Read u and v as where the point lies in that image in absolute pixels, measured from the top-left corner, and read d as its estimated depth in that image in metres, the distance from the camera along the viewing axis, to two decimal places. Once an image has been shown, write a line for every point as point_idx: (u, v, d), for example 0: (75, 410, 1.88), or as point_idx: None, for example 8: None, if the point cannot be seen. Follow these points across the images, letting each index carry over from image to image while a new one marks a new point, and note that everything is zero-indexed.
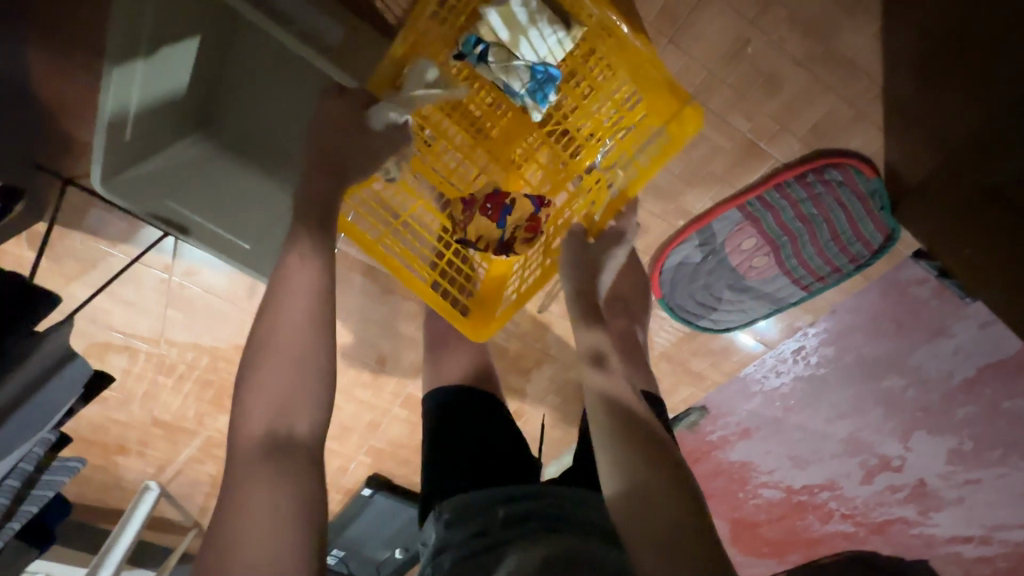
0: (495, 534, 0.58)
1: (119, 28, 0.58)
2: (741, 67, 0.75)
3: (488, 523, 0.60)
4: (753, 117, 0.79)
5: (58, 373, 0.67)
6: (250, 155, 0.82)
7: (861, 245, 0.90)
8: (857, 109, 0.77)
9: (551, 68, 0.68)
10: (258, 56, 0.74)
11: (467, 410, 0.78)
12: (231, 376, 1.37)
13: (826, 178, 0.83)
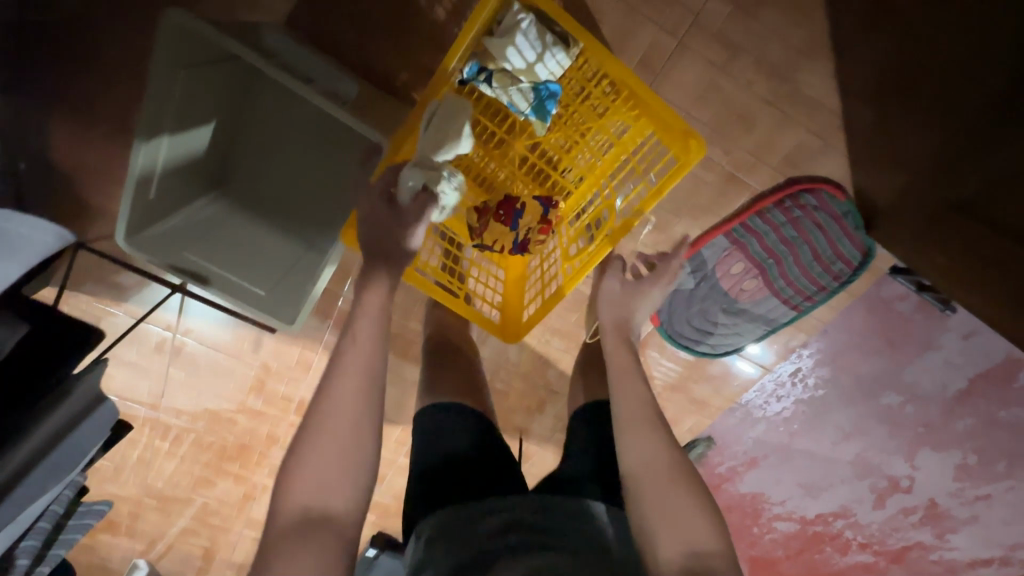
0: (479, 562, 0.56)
1: (155, 95, 0.62)
2: (715, 108, 0.83)
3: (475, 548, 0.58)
4: (731, 151, 0.86)
5: (95, 410, 0.68)
6: (259, 212, 0.86)
7: (841, 264, 0.95)
8: (822, 139, 0.85)
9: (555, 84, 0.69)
10: (272, 118, 0.80)
11: (450, 428, 0.75)
12: (231, 435, 1.35)
13: (802, 203, 0.89)
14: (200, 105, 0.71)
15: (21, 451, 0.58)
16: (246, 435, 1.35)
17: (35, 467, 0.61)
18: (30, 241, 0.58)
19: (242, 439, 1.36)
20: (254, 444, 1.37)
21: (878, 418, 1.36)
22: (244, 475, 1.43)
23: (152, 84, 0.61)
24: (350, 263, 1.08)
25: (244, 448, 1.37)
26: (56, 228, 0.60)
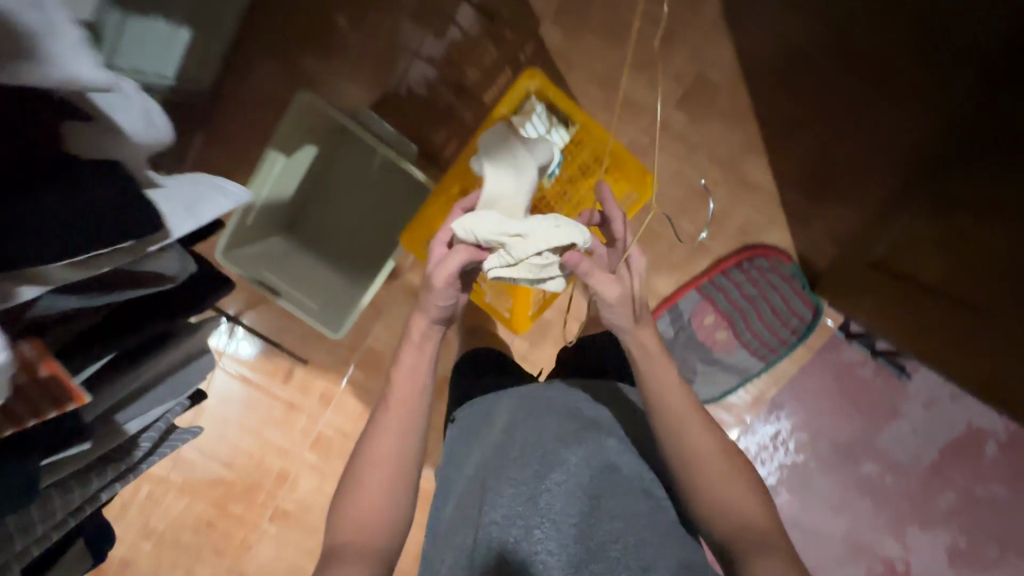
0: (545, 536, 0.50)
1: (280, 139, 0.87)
2: (682, 187, 1.06)
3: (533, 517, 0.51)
4: (695, 222, 1.09)
5: (196, 362, 0.66)
6: (321, 253, 1.10)
7: (797, 320, 1.13)
8: (766, 215, 1.08)
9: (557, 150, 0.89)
10: (342, 181, 1.06)
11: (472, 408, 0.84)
12: (244, 469, 1.43)
13: (758, 265, 1.09)
14: (299, 157, 0.95)
15: (148, 396, 0.59)
16: (257, 472, 1.43)
17: (158, 415, 0.62)
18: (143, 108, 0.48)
19: (254, 475, 1.43)
20: (263, 482, 1.44)
21: (864, 493, 1.40)
22: (245, 518, 1.47)
23: (278, 140, 0.85)
24: (379, 305, 1.27)
25: (253, 485, 1.44)
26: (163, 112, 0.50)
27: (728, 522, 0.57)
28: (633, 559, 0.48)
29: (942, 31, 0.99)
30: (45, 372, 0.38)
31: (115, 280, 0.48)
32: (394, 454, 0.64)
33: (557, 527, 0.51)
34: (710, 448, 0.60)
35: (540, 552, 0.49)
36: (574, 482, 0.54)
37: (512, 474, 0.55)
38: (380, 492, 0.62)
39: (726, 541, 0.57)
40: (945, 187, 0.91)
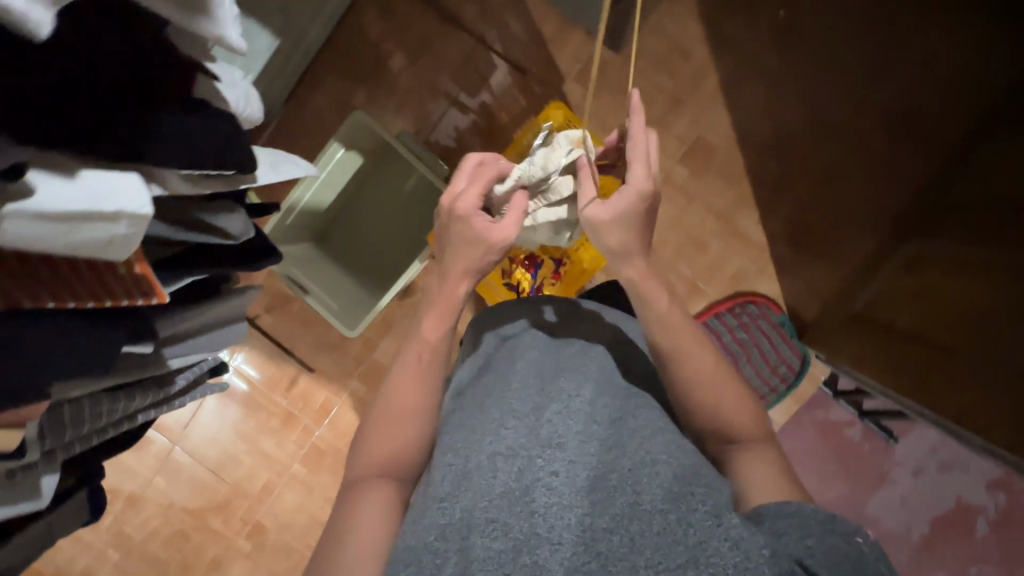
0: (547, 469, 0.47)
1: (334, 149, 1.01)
2: (681, 234, 1.16)
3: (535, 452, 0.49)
4: (692, 266, 1.17)
5: (229, 325, 0.72)
6: (344, 264, 1.18)
7: (786, 366, 1.16)
8: (758, 266, 1.16)
9: None
10: (374, 200, 1.17)
11: None
12: (231, 478, 1.42)
13: (749, 310, 1.15)
14: (345, 167, 1.06)
15: (194, 341, 0.63)
16: (243, 482, 1.42)
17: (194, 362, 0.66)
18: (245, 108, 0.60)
19: (238, 486, 1.42)
20: (247, 494, 1.42)
21: None
22: (222, 532, 1.44)
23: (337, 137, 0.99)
24: (388, 322, 1.33)
25: (235, 497, 1.43)
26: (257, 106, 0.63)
27: (717, 425, 0.54)
28: (636, 488, 0.45)
29: (927, 116, 1.07)
30: (137, 270, 0.44)
31: (191, 224, 0.55)
32: (417, 409, 0.56)
33: (560, 453, 0.48)
34: (705, 357, 0.56)
35: (541, 476, 0.46)
36: (579, 415, 0.52)
37: (513, 407, 0.54)
38: (402, 450, 0.55)
39: (720, 441, 0.54)
40: (921, 250, 0.99)
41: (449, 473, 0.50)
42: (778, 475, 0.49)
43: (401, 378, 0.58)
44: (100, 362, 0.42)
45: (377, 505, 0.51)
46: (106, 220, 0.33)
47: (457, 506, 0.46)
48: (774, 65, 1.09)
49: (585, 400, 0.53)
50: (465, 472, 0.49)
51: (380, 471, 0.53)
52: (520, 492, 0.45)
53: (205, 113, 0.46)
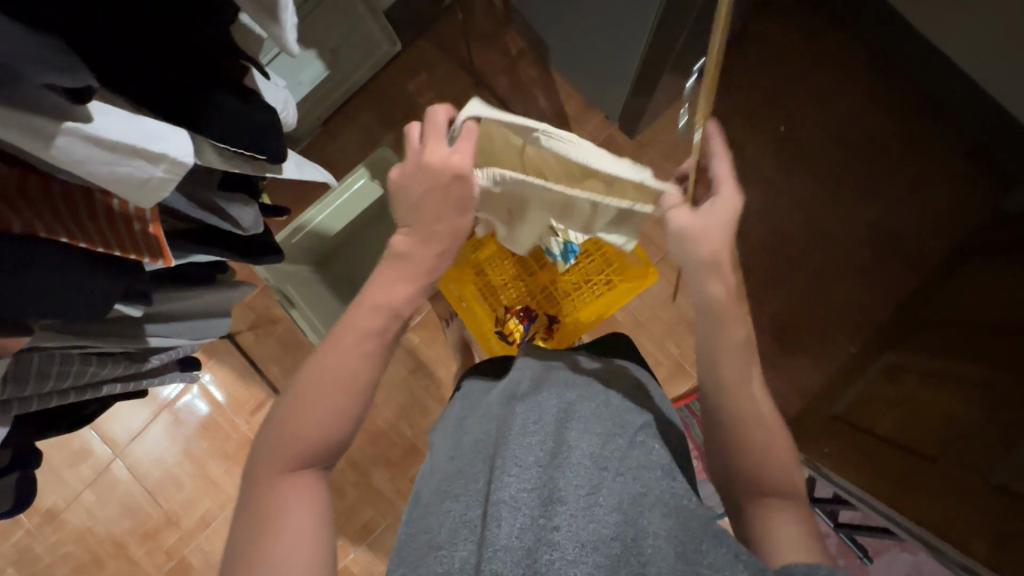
0: (551, 521, 0.43)
1: (355, 180, 1.06)
2: (672, 313, 1.19)
3: (539, 498, 0.46)
4: (681, 346, 1.18)
5: (214, 318, 0.70)
6: (338, 293, 1.18)
7: None
8: None
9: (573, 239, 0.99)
10: (379, 236, 1.19)
11: None
12: (166, 504, 1.31)
13: None
14: (363, 197, 1.10)
15: (175, 324, 0.62)
16: (179, 510, 1.31)
17: (172, 345, 0.64)
18: (286, 115, 0.64)
19: (173, 514, 1.31)
20: (180, 524, 1.31)
21: None
22: (142, 564, 1.31)
23: (363, 166, 1.05)
24: None
25: (166, 526, 1.31)
26: (292, 111, 0.66)
27: (751, 472, 0.51)
28: (643, 558, 0.41)
29: (907, 238, 1.15)
30: (151, 229, 0.43)
31: (209, 208, 0.56)
32: (346, 382, 0.50)
33: (563, 509, 0.44)
34: (755, 398, 0.53)
35: (543, 535, 0.43)
36: (582, 468, 0.48)
37: (515, 452, 0.50)
38: (328, 433, 0.49)
39: (747, 488, 0.51)
40: (901, 356, 1.01)
41: (450, 522, 0.47)
42: (803, 536, 0.47)
43: (334, 344, 0.51)
44: (90, 309, 0.41)
45: (303, 497, 0.47)
46: (147, 160, 0.34)
47: (458, 561, 0.43)
48: (773, 171, 1.17)
49: (590, 452, 0.50)
50: (465, 525, 0.46)
51: (303, 455, 0.49)
52: (519, 549, 0.42)
53: (256, 103, 0.48)
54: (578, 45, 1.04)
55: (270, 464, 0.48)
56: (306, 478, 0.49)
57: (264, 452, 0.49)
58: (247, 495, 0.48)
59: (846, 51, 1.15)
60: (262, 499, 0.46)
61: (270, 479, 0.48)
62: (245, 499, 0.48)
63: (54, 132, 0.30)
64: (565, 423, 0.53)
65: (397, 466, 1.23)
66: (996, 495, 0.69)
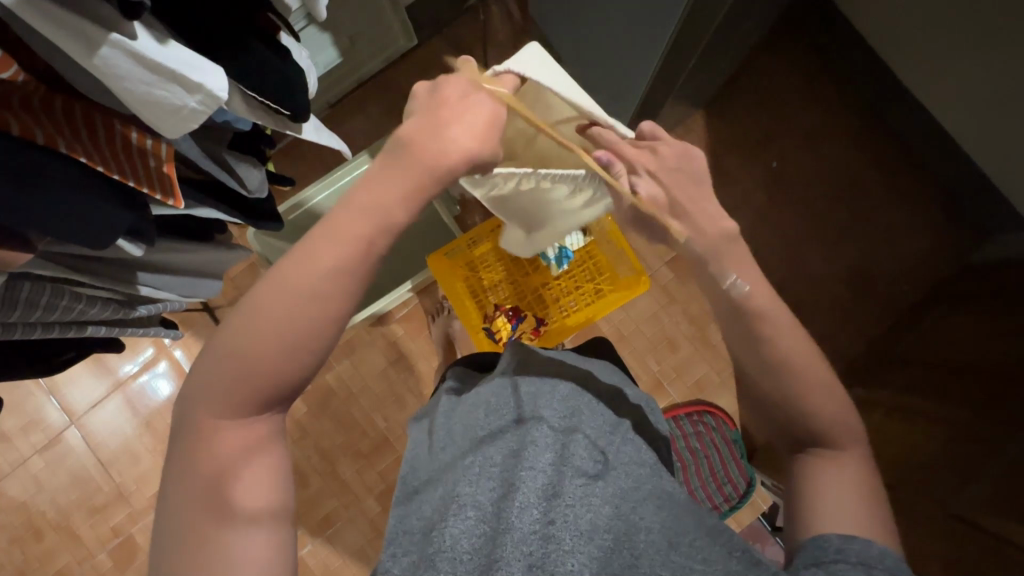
0: (548, 512, 0.44)
1: (358, 165, 1.07)
2: (655, 330, 1.21)
3: (537, 487, 0.46)
4: (660, 362, 1.20)
5: (206, 279, 0.69)
6: None
7: (730, 486, 1.11)
8: (720, 378, 1.20)
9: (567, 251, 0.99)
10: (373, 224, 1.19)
11: None
12: (118, 478, 1.26)
13: (705, 421, 1.14)
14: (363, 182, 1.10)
15: (169, 277, 0.61)
16: (131, 485, 1.26)
17: (161, 299, 0.62)
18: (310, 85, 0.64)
19: (124, 489, 1.26)
20: (130, 501, 1.26)
21: None
22: (83, 540, 1.24)
23: (368, 152, 1.05)
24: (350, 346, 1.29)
25: (115, 501, 1.26)
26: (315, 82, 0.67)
27: (802, 428, 0.49)
28: (636, 551, 0.43)
29: (884, 281, 1.20)
30: (165, 168, 0.44)
31: (220, 163, 0.55)
32: (317, 325, 0.43)
33: (560, 502, 0.45)
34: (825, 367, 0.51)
35: (543, 527, 0.43)
36: (583, 460, 0.49)
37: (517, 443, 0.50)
38: (282, 387, 0.43)
39: (804, 440, 0.49)
40: (871, 391, 1.05)
41: (444, 504, 0.46)
42: (857, 501, 0.45)
43: (300, 274, 0.43)
44: (95, 235, 0.41)
45: (262, 452, 0.44)
46: (183, 87, 0.35)
47: (452, 542, 0.43)
48: (763, 203, 1.22)
49: (587, 446, 0.50)
50: (459, 508, 0.45)
51: (260, 401, 0.43)
52: (522, 537, 0.43)
53: (284, 59, 0.48)
54: (590, 61, 1.08)
55: (213, 406, 0.42)
56: (259, 426, 0.44)
57: (204, 387, 0.43)
58: (186, 438, 0.43)
59: (839, 100, 1.22)
60: (213, 451, 0.42)
61: (218, 425, 0.42)
62: (188, 439, 0.43)
63: (102, 43, 0.31)
64: (564, 415, 0.53)
65: (366, 458, 1.21)
66: (954, 523, 0.71)
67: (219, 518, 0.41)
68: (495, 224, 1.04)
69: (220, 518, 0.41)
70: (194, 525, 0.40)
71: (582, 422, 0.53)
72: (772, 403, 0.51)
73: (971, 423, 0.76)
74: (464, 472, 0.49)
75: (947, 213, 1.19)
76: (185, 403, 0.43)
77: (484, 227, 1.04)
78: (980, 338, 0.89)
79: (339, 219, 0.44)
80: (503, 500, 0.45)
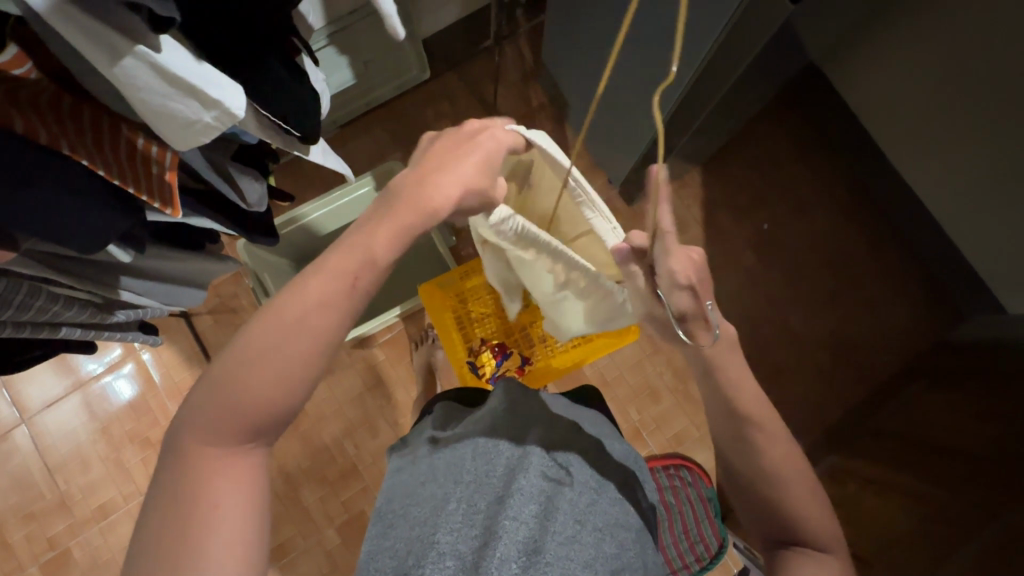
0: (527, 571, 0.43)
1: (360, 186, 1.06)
2: (638, 380, 1.20)
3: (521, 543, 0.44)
4: (640, 413, 1.19)
5: (191, 288, 0.67)
6: None
7: (702, 545, 1.05)
8: (700, 433, 1.19)
9: None
10: None
11: None
12: (63, 484, 1.19)
13: (682, 475, 1.12)
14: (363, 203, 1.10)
15: (151, 284, 0.59)
16: (77, 493, 1.19)
17: (142, 304, 0.60)
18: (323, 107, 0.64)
19: (68, 496, 1.18)
20: (73, 511, 1.18)
21: None
22: (15, 549, 1.16)
23: (370, 175, 1.05)
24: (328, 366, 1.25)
25: (56, 510, 1.18)
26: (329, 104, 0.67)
27: (800, 515, 0.49)
28: None
29: (863, 351, 1.22)
30: (167, 177, 0.43)
31: (222, 174, 0.55)
32: (306, 354, 0.43)
33: (540, 560, 0.43)
34: None
35: None
36: (565, 517, 0.47)
37: (505, 494, 0.48)
38: (270, 407, 0.42)
39: (793, 535, 0.50)
40: (847, 460, 1.05)
41: (421, 549, 0.45)
42: None
43: (302, 309, 0.43)
44: (85, 238, 0.39)
45: (245, 479, 0.42)
46: (200, 103, 0.34)
47: None
48: (753, 263, 1.25)
49: (572, 501, 0.49)
50: (437, 556, 0.43)
51: (245, 427, 0.42)
52: None
53: (301, 82, 0.48)
54: (597, 110, 1.10)
55: (200, 431, 0.41)
56: (248, 450, 0.43)
57: (196, 410, 0.42)
58: (170, 463, 0.41)
59: (830, 171, 1.26)
60: (196, 475, 0.40)
61: (198, 447, 0.41)
62: (168, 465, 0.41)
63: (125, 52, 0.30)
64: (553, 466, 0.51)
65: (331, 485, 1.16)
66: None
67: (195, 544, 0.38)
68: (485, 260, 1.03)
69: (196, 544, 0.38)
70: (164, 553, 0.38)
71: (570, 475, 0.51)
72: (776, 489, 0.50)
73: (949, 505, 0.76)
74: (444, 515, 0.47)
75: (926, 291, 1.23)
76: (171, 429, 0.42)
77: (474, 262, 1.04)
78: (957, 417, 0.89)
79: (336, 260, 0.46)
80: (482, 552, 0.43)
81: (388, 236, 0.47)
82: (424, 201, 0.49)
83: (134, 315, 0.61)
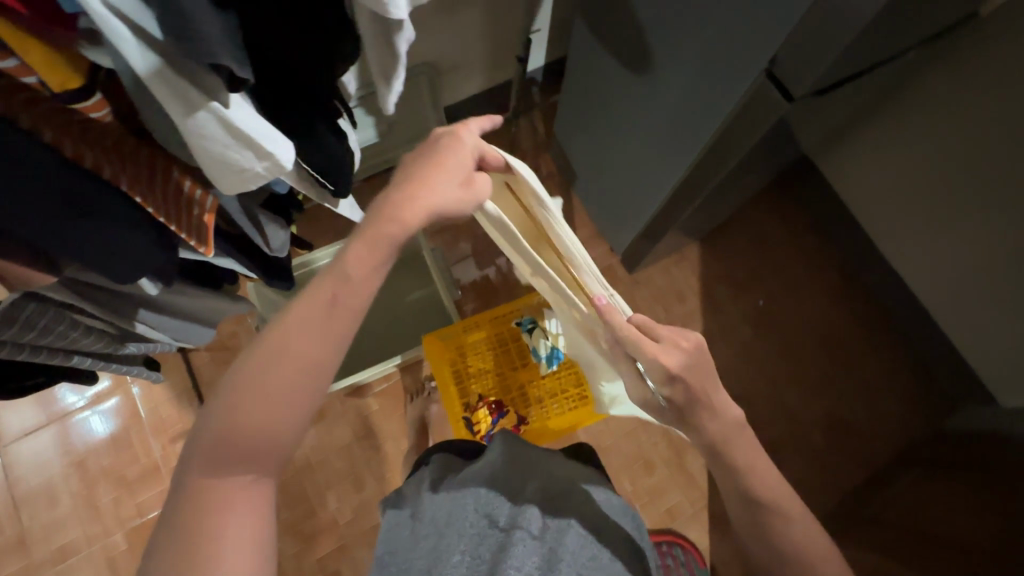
0: None
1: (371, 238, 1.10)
2: (632, 448, 1.19)
3: None
4: (634, 483, 1.17)
5: (202, 325, 0.68)
6: None
7: None
8: (693, 510, 1.16)
9: (557, 352, 0.99)
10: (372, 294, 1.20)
11: None
12: (29, 522, 1.13)
13: (675, 552, 1.08)
14: None
15: (165, 318, 0.60)
16: (41, 532, 1.13)
17: (153, 338, 0.61)
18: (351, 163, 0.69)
19: (31, 535, 1.13)
20: (34, 551, 1.12)
21: None
22: None
23: None
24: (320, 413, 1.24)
25: (16, 550, 1.12)
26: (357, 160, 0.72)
27: None
28: None
29: (857, 435, 1.22)
30: (205, 218, 0.46)
31: (251, 218, 0.57)
32: (300, 379, 0.41)
33: None
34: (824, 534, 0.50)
35: None
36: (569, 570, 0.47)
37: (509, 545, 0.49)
38: (268, 437, 0.41)
39: None
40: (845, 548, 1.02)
41: None
42: None
43: (290, 329, 0.41)
44: (123, 270, 0.41)
45: (248, 513, 0.41)
46: (255, 154, 0.38)
47: None
48: (748, 339, 1.27)
49: (574, 555, 0.48)
50: None
51: (244, 460, 0.41)
52: None
53: (338, 141, 0.52)
54: (603, 183, 1.16)
55: (203, 466, 0.40)
56: (249, 483, 0.41)
57: (198, 447, 0.41)
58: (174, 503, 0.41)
59: (822, 255, 1.32)
60: (198, 512, 0.40)
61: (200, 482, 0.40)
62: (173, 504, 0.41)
63: (200, 106, 0.33)
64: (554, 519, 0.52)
65: (309, 540, 1.11)
66: None
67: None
68: (489, 316, 1.05)
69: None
70: None
71: (571, 529, 0.51)
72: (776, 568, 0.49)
73: None
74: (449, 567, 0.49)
75: (919, 377, 1.24)
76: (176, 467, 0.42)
77: (478, 317, 1.05)
78: (956, 510, 0.88)
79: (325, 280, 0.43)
80: None
81: (362, 259, 0.43)
82: (400, 219, 0.44)
83: (143, 347, 0.62)
